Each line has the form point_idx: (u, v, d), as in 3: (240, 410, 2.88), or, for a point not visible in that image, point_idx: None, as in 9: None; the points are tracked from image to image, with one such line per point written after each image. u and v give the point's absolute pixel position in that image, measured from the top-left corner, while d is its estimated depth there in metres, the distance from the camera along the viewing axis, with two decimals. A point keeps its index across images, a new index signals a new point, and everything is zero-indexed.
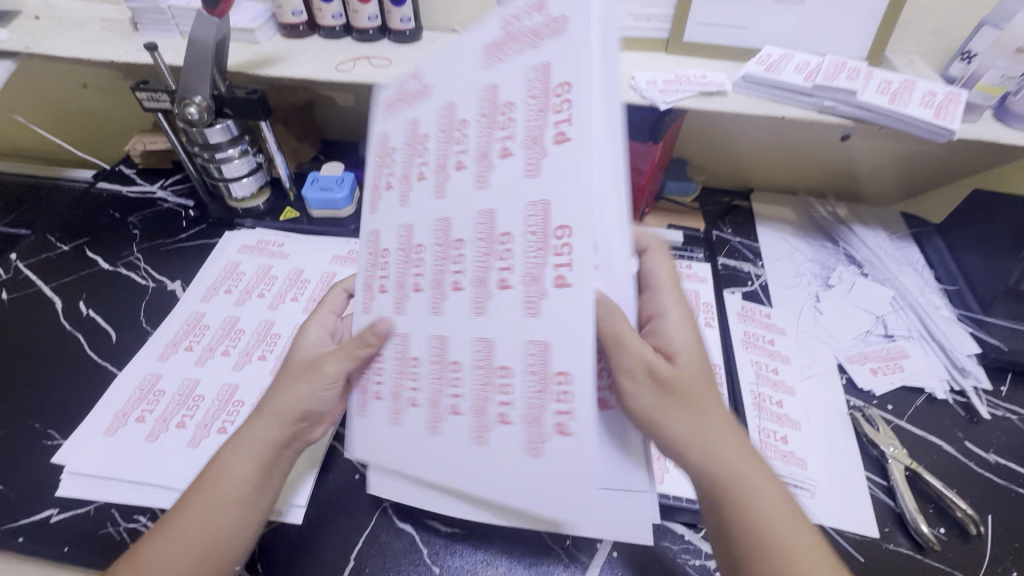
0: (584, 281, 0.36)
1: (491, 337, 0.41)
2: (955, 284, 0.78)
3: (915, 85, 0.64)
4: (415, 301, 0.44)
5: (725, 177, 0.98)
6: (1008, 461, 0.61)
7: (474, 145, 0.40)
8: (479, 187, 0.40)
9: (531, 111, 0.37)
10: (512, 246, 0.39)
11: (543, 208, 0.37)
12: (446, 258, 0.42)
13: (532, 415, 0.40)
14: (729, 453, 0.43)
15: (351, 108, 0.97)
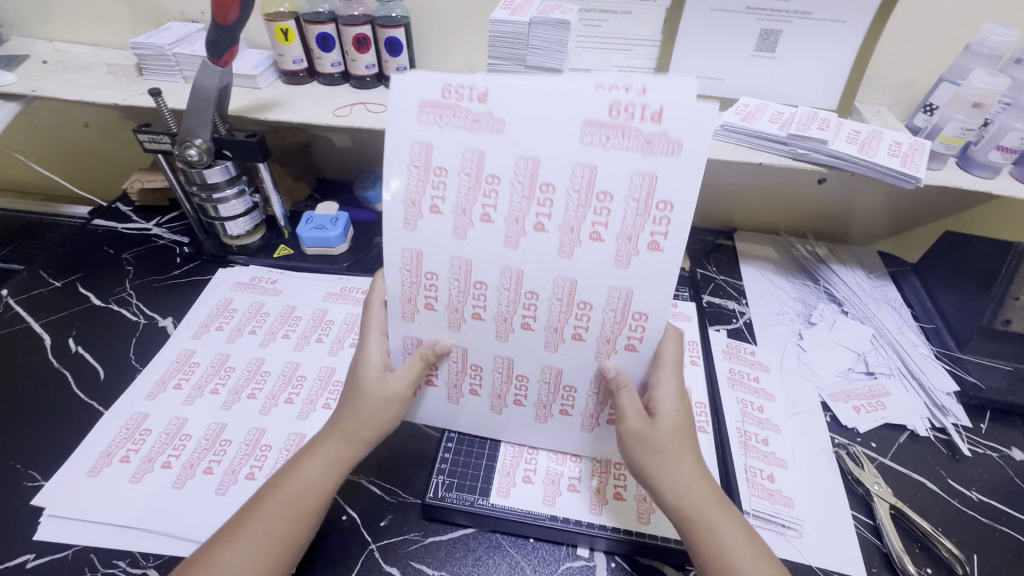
0: (648, 348, 0.48)
1: (559, 367, 0.51)
2: (933, 321, 0.80)
3: (882, 135, 0.68)
4: (473, 325, 0.50)
5: (709, 217, 1.01)
6: (991, 499, 0.62)
7: (559, 211, 0.44)
8: (563, 253, 0.45)
9: (632, 209, 0.43)
10: (591, 312, 0.47)
11: (625, 296, 0.46)
12: (514, 301, 0.48)
13: (586, 412, 0.54)
14: (696, 491, 0.47)
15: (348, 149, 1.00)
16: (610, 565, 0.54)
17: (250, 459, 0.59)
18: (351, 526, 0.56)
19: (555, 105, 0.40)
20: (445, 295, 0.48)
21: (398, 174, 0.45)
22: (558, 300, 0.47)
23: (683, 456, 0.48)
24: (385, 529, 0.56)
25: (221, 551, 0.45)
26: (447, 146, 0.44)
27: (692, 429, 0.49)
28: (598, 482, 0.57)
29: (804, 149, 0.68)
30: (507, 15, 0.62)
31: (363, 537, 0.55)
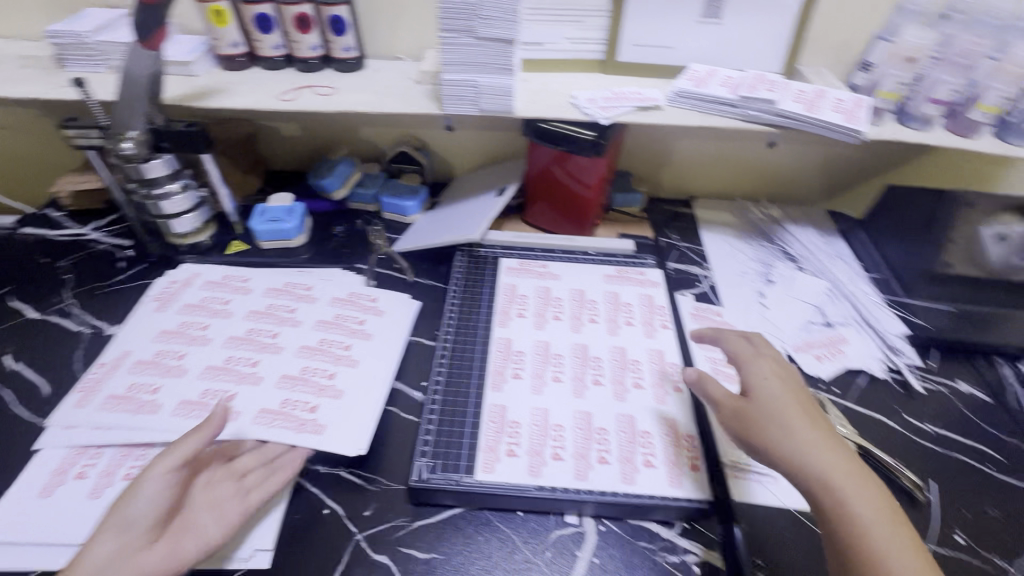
0: (326, 296, 0.75)
1: (308, 344, 0.68)
2: (881, 272, 0.84)
3: (826, 94, 0.70)
4: (271, 367, 0.65)
5: (669, 187, 1.03)
6: (943, 429, 0.66)
7: (259, 296, 0.75)
8: (279, 311, 0.73)
9: (282, 283, 0.77)
10: (327, 306, 0.74)
11: (353, 299, 0.75)
12: (269, 347, 0.68)
13: (340, 347, 0.68)
14: (822, 457, 0.48)
15: (298, 138, 0.96)
16: (599, 529, 0.54)
17: None
18: (335, 519, 0.54)
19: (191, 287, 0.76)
20: (248, 372, 0.64)
21: (145, 375, 0.64)
22: (324, 323, 0.71)
23: (793, 419, 0.50)
24: (371, 518, 0.54)
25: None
26: (171, 318, 0.71)
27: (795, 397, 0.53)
28: (580, 448, 0.57)
29: (754, 110, 0.70)
30: None
31: (348, 528, 0.53)
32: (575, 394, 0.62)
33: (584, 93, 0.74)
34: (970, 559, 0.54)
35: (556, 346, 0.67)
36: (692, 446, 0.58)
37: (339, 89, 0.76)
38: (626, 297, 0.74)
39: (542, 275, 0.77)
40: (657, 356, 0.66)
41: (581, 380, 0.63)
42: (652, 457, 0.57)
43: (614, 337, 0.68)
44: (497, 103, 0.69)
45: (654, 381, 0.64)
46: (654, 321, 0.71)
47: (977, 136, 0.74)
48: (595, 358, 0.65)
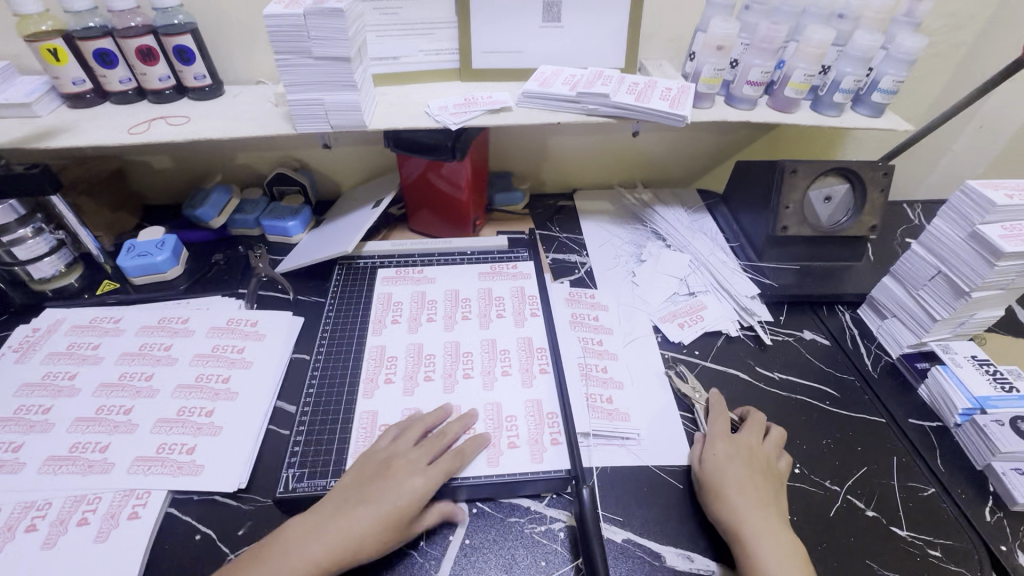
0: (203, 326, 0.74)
1: (185, 380, 0.67)
2: (738, 240, 0.92)
3: (656, 84, 0.77)
4: (145, 409, 0.64)
5: (551, 182, 1.08)
6: (788, 375, 0.73)
7: (132, 337, 0.73)
8: (152, 350, 0.71)
9: (158, 321, 0.75)
10: (205, 338, 0.73)
11: (232, 327, 0.74)
12: (142, 389, 0.66)
13: (220, 379, 0.68)
14: (743, 509, 0.54)
15: (171, 170, 0.95)
16: (471, 511, 0.57)
17: (81, 505, 0.55)
18: (207, 543, 0.54)
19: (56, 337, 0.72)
20: (121, 419, 0.63)
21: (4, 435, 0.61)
22: (201, 356, 0.70)
23: (729, 479, 0.57)
24: (244, 537, 0.55)
25: None
26: (33, 372, 0.68)
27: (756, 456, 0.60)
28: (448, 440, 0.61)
29: (593, 105, 0.76)
30: (281, 8, 0.62)
31: (220, 550, 0.54)
32: (445, 389, 0.66)
33: (437, 101, 0.77)
34: (804, 486, 0.61)
35: (430, 348, 0.72)
36: (555, 420, 0.63)
37: (192, 118, 0.76)
38: (497, 290, 0.80)
39: (418, 282, 0.82)
40: (525, 342, 0.72)
41: (452, 376, 0.68)
42: (518, 436, 0.62)
43: (483, 329, 0.74)
44: (347, 118, 0.71)
45: (521, 366, 0.69)
46: (526, 312, 0.77)
47: (796, 110, 0.84)
48: (467, 351, 0.71)
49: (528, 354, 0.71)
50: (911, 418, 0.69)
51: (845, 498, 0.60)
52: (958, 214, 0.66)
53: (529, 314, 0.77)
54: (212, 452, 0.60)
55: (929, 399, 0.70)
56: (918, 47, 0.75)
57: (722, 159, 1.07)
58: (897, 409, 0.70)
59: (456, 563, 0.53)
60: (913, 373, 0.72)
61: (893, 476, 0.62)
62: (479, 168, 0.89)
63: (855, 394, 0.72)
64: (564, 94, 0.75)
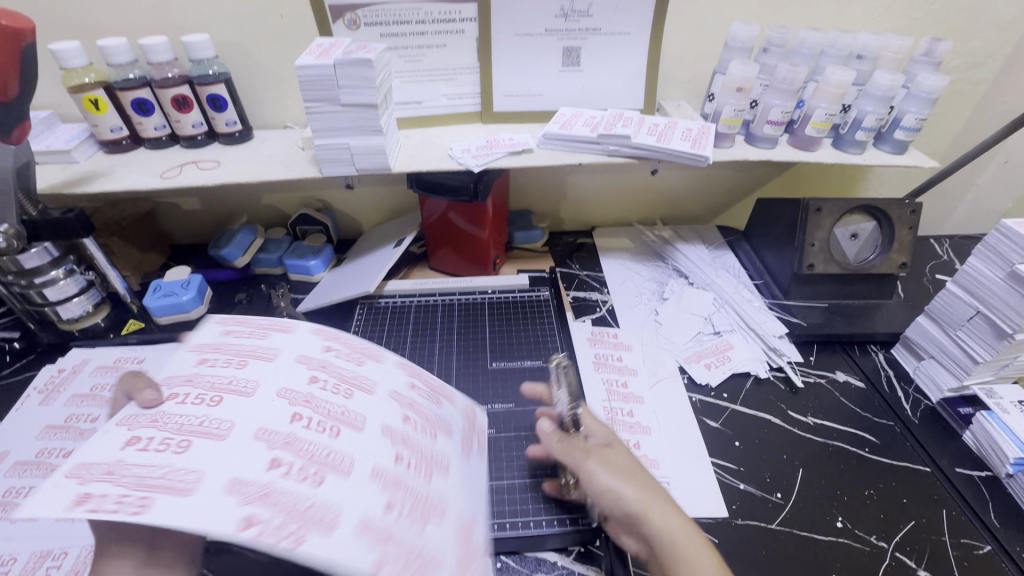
0: None
1: None
2: (762, 278, 0.91)
3: (676, 125, 0.78)
4: None
5: (570, 220, 1.08)
6: (824, 420, 0.70)
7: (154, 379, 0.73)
8: None
9: None
10: None
11: None
12: None
13: None
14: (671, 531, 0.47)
15: (199, 211, 0.97)
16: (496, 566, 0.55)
17: None
18: None
19: (81, 377, 0.73)
20: None
21: (25, 480, 0.60)
22: None
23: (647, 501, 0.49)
24: None
25: None
26: (57, 413, 0.68)
27: (642, 474, 0.51)
28: (209, 383, 0.47)
29: (614, 145, 0.76)
30: (312, 59, 0.64)
31: None
32: (270, 395, 0.47)
33: (459, 143, 0.79)
34: (847, 542, 0.57)
35: (358, 398, 0.52)
36: (178, 475, 0.39)
37: (222, 162, 0.78)
38: (430, 485, 0.49)
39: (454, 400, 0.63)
40: (294, 536, 0.38)
41: (332, 414, 0.49)
42: (149, 452, 0.40)
43: (396, 444, 0.50)
44: (373, 161, 0.72)
45: (294, 469, 0.43)
46: (397, 543, 0.42)
47: (818, 149, 0.83)
48: (336, 431, 0.47)
49: (299, 516, 0.39)
50: (959, 466, 0.65)
51: (894, 555, 0.56)
52: (995, 254, 0.64)
53: (404, 547, 0.42)
54: None
55: (974, 445, 0.66)
56: (940, 86, 0.75)
57: (742, 195, 1.07)
58: (942, 457, 0.66)
59: None
60: (956, 418, 0.69)
61: (944, 531, 0.59)
62: (500, 208, 0.90)
63: (895, 440, 0.68)
64: (585, 135, 0.76)
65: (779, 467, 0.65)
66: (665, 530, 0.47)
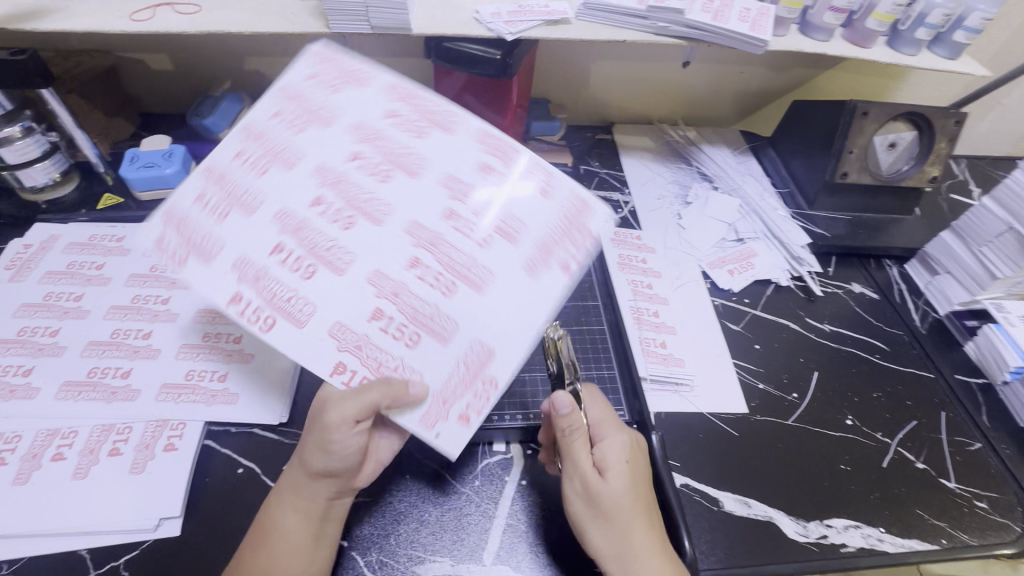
0: None
1: (208, 308, 0.61)
2: (788, 186, 0.88)
3: (732, 3, 0.69)
4: (161, 335, 0.58)
5: (589, 114, 1.00)
6: (839, 328, 0.72)
7: (139, 259, 0.66)
8: (162, 272, 0.64)
9: None
10: None
11: None
12: (159, 315, 0.60)
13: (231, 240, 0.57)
14: (642, 538, 0.45)
15: (169, 73, 0.84)
16: (526, 454, 0.56)
17: (110, 435, 0.51)
18: (250, 477, 0.51)
19: (56, 255, 0.65)
20: (139, 344, 0.57)
21: (12, 357, 0.55)
22: None
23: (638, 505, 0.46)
24: None
25: (271, 519, 0.45)
26: (34, 290, 0.61)
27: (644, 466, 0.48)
28: (228, 191, 0.45)
29: (663, 21, 0.68)
30: None
31: (266, 484, 0.51)
32: (252, 175, 0.46)
33: (488, 6, 0.68)
34: (856, 438, 0.61)
35: (306, 157, 0.47)
36: (204, 238, 0.44)
37: (203, 7, 0.65)
38: (436, 302, 0.45)
39: (501, 154, 0.50)
40: (179, 258, 0.43)
41: (285, 161, 0.47)
42: (203, 213, 0.45)
43: (329, 192, 0.46)
44: (389, 19, 0.62)
45: (292, 232, 0.45)
46: (365, 359, 0.44)
47: (873, 46, 0.77)
48: (264, 169, 0.46)
49: (277, 301, 0.43)
50: (958, 374, 0.68)
51: (896, 450, 0.60)
52: None
53: (374, 363, 0.44)
54: (246, 381, 0.56)
55: (976, 356, 0.69)
56: None
57: (771, 99, 1.01)
58: (945, 365, 0.69)
59: (513, 506, 0.52)
60: (962, 330, 0.71)
61: (941, 430, 0.62)
62: (524, 91, 0.80)
63: (903, 349, 0.71)
64: (633, 7, 0.67)
65: (796, 369, 0.66)
66: (624, 538, 0.45)
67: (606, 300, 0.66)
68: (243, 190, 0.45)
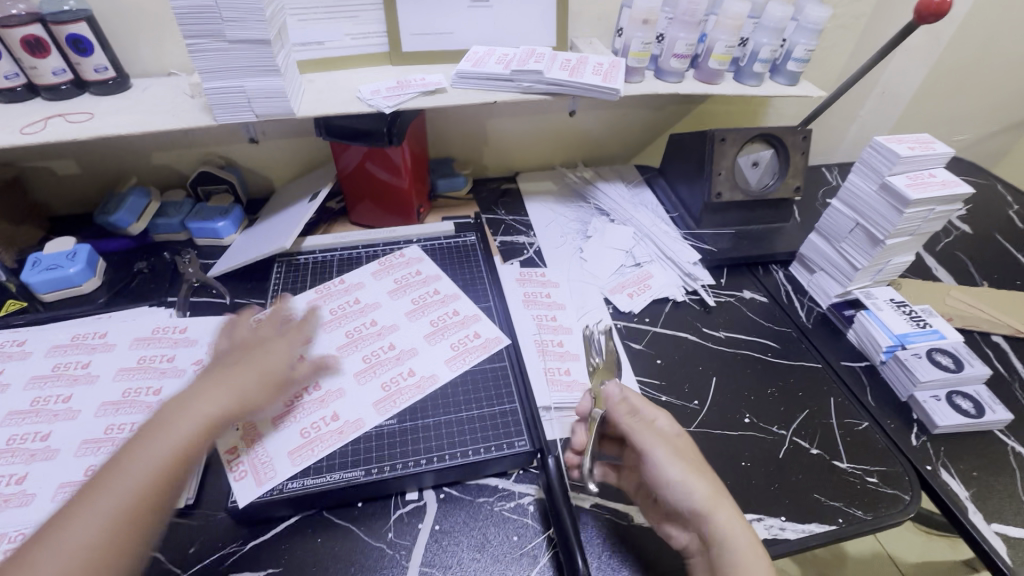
0: (121, 338, 0.69)
1: (110, 399, 0.62)
2: (677, 210, 0.96)
3: (587, 60, 0.79)
4: (61, 434, 0.58)
5: (494, 166, 1.07)
6: (733, 333, 0.77)
7: (41, 361, 0.65)
8: (63, 371, 0.64)
9: (67, 343, 0.68)
10: (121, 356, 0.67)
11: (160, 335, 0.70)
12: (58, 414, 0.60)
13: (425, 294, 0.75)
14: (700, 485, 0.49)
15: (78, 177, 0.87)
16: (439, 498, 0.56)
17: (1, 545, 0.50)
18: (154, 566, 0.50)
19: None
20: (36, 446, 0.57)
21: None
22: (127, 371, 0.65)
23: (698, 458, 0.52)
24: (196, 554, 0.51)
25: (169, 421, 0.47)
26: None
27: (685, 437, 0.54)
28: (441, 319, 0.71)
29: (527, 82, 0.75)
30: None
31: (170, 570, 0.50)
32: (372, 278, 0.77)
33: (368, 86, 0.74)
34: (754, 433, 0.65)
35: (346, 393, 0.62)
36: (421, 301, 0.74)
37: (96, 114, 0.69)
38: None
39: (255, 469, 0.55)
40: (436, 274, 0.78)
41: (416, 389, 0.63)
42: (434, 311, 0.73)
43: (320, 400, 0.61)
44: (271, 106, 0.67)
45: (364, 349, 0.67)
46: None
47: (721, 82, 0.87)
48: (456, 361, 0.66)
49: (340, 306, 0.72)
50: (844, 360, 0.74)
51: (791, 440, 0.64)
52: (869, 167, 0.71)
53: None
54: None
55: (857, 341, 0.75)
56: (824, 16, 0.81)
57: (658, 134, 1.11)
58: (831, 354, 0.75)
59: (427, 550, 0.52)
60: (842, 319, 0.78)
61: (831, 414, 0.67)
62: (418, 154, 0.87)
63: (792, 344, 0.76)
64: (498, 72, 0.74)
65: (695, 377, 0.71)
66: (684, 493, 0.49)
67: (507, 338, 0.70)
68: (412, 355, 0.67)
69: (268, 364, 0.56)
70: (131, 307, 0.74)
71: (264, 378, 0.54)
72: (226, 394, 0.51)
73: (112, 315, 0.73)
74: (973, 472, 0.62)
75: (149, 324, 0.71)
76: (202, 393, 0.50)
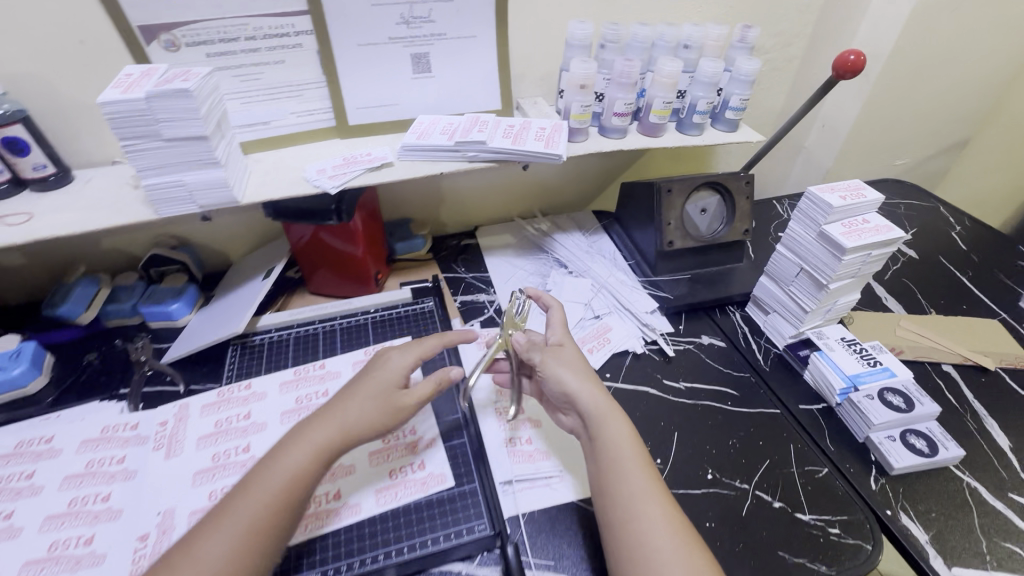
0: (69, 442, 0.67)
1: (55, 510, 0.59)
2: (634, 257, 0.97)
3: (530, 125, 0.81)
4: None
5: (453, 222, 1.08)
6: (693, 383, 0.78)
7: None
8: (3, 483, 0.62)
9: (9, 452, 0.65)
10: (67, 461, 0.64)
11: (110, 434, 0.68)
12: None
13: None
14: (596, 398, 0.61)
15: (24, 268, 0.85)
16: None
17: None
18: None
19: None
20: None
21: None
22: (73, 478, 0.62)
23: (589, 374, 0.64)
24: None
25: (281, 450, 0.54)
26: None
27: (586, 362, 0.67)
28: None
29: (471, 151, 0.77)
30: (119, 93, 0.58)
31: None
32: (351, 371, 0.73)
33: (314, 166, 0.75)
34: (717, 490, 0.65)
35: None
36: None
37: (36, 213, 0.68)
38: (191, 484, 0.60)
39: None
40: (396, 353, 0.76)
41: (350, 491, 0.60)
42: None
43: None
44: (213, 197, 0.67)
45: None
46: (225, 437, 0.65)
47: (663, 134, 0.90)
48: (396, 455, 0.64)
49: (295, 388, 0.70)
50: (801, 403, 0.75)
51: (754, 494, 0.64)
52: (806, 216, 0.74)
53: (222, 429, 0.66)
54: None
55: (813, 382, 0.77)
56: (754, 69, 0.85)
57: (613, 180, 1.14)
58: (789, 398, 0.76)
59: None
60: (797, 361, 0.79)
61: (791, 463, 0.68)
62: (372, 223, 0.88)
63: (752, 390, 0.77)
64: (443, 144, 0.76)
65: (657, 434, 0.71)
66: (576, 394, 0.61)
67: (465, 413, 0.70)
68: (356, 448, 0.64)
69: (372, 401, 0.58)
70: (80, 405, 0.72)
71: (389, 400, 0.59)
72: (353, 408, 0.58)
73: (59, 415, 0.71)
74: (932, 514, 0.63)
75: (100, 424, 0.69)
76: (313, 431, 0.55)
